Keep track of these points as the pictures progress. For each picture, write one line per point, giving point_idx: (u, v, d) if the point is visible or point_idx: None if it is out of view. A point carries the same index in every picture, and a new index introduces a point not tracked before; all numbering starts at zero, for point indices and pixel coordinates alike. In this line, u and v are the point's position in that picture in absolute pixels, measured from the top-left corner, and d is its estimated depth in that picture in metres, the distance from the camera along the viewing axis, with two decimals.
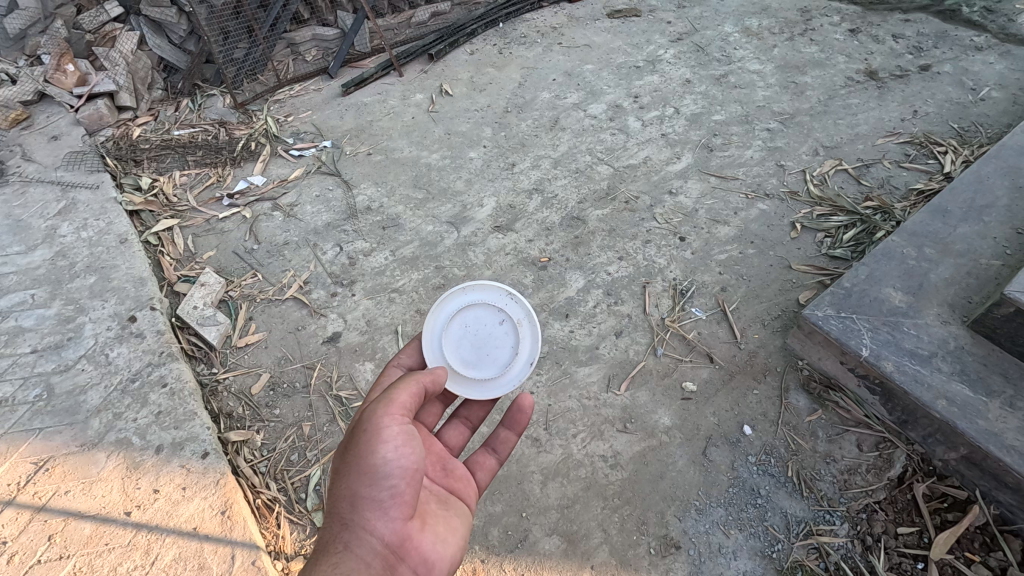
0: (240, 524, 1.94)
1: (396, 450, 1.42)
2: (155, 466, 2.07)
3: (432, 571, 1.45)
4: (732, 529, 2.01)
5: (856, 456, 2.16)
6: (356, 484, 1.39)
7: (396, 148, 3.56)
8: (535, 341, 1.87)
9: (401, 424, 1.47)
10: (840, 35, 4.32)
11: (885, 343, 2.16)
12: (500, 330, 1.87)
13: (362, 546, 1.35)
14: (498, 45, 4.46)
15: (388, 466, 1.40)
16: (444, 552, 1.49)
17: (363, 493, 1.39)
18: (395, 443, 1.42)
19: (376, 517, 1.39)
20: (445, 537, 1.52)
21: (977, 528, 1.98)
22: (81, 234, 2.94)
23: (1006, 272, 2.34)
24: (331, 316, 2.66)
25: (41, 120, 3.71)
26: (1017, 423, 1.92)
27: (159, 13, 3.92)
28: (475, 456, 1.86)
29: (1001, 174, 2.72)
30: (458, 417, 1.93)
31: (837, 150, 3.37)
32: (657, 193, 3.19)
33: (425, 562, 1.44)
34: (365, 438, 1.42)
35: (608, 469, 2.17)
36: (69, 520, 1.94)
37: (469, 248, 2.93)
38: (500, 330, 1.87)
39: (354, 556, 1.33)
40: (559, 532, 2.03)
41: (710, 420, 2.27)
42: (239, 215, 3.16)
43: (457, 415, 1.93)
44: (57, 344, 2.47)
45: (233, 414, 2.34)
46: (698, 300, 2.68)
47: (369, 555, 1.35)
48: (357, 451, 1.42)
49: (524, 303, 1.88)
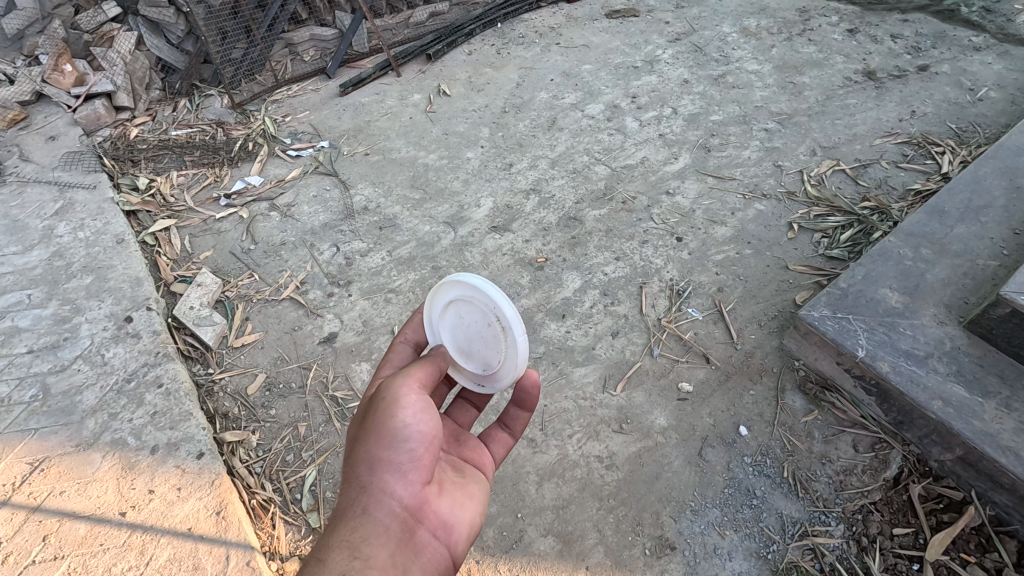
0: (235, 524, 1.94)
1: (414, 415, 1.41)
2: (150, 466, 2.07)
3: (452, 535, 1.45)
4: (727, 529, 2.01)
5: (852, 457, 2.16)
6: (374, 448, 1.39)
7: (394, 149, 3.56)
8: (519, 354, 1.57)
9: (417, 392, 1.46)
10: (838, 35, 4.32)
11: (881, 344, 2.16)
12: (486, 333, 1.63)
13: (381, 509, 1.36)
14: (497, 45, 4.46)
15: (406, 430, 1.40)
16: (463, 517, 1.49)
17: (381, 457, 1.39)
18: (412, 409, 1.42)
19: (394, 480, 1.39)
20: (463, 503, 1.52)
21: (972, 529, 1.98)
22: (78, 235, 2.94)
23: (1002, 272, 2.33)
24: (328, 316, 2.66)
25: (39, 120, 3.71)
26: (1013, 424, 1.92)
27: (157, 13, 3.93)
28: (488, 432, 1.83)
29: (998, 175, 2.72)
30: (464, 399, 1.92)
31: (834, 151, 3.37)
32: (654, 193, 3.18)
33: (444, 525, 1.44)
34: (383, 405, 1.42)
35: (603, 470, 2.16)
36: (63, 520, 1.94)
37: (466, 249, 2.93)
38: (485, 334, 1.63)
39: (373, 518, 1.34)
40: (555, 533, 2.03)
41: (705, 421, 2.27)
42: (236, 215, 3.16)
43: (463, 397, 1.92)
44: (53, 344, 2.47)
45: (229, 414, 2.34)
46: (695, 300, 2.68)
47: (388, 517, 1.36)
48: (374, 417, 1.41)
49: (508, 311, 1.56)
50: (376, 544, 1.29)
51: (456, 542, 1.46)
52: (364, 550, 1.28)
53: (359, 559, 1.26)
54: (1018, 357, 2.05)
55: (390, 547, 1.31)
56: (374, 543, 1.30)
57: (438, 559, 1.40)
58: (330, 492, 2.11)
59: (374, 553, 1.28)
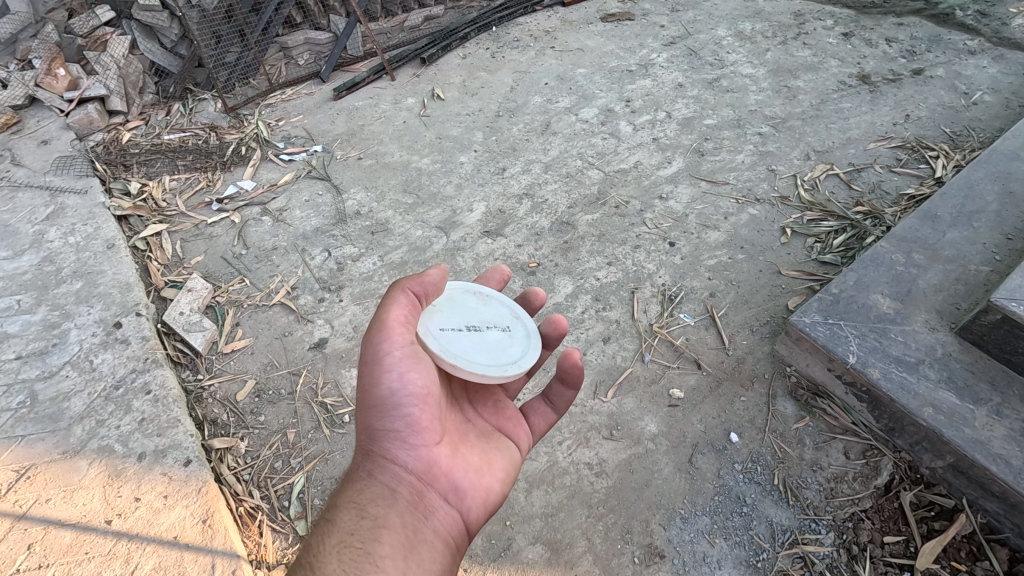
0: (221, 532, 1.93)
1: (402, 377, 1.39)
2: (137, 473, 2.06)
3: (465, 500, 1.48)
4: (717, 537, 2.00)
5: (843, 464, 2.14)
6: (370, 415, 1.41)
7: (387, 153, 3.55)
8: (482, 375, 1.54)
9: (405, 344, 1.41)
10: (832, 38, 4.31)
11: (872, 350, 2.15)
12: (469, 336, 1.62)
13: (385, 474, 1.39)
14: (491, 49, 4.46)
15: (397, 393, 1.38)
16: (477, 482, 1.51)
17: (377, 421, 1.40)
18: (399, 368, 1.39)
19: (396, 445, 1.41)
20: (479, 469, 1.54)
21: (963, 537, 1.96)
22: (69, 240, 2.94)
23: (994, 278, 2.33)
24: (318, 322, 2.65)
25: (31, 124, 3.71)
26: (1003, 431, 1.91)
27: (151, 18, 3.95)
28: (532, 403, 1.85)
29: (991, 180, 2.71)
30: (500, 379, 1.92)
31: (828, 155, 3.36)
32: (647, 198, 3.18)
33: (456, 490, 1.47)
34: (369, 364, 1.39)
35: (593, 477, 2.15)
36: (49, 528, 1.93)
37: (458, 254, 2.92)
38: (470, 336, 1.61)
39: (378, 481, 1.38)
40: (543, 541, 2.02)
41: (696, 427, 2.26)
42: (227, 220, 3.15)
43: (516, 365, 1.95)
44: (41, 350, 2.46)
45: (218, 421, 2.33)
46: (687, 306, 2.67)
47: (394, 481, 1.39)
48: (363, 376, 1.41)
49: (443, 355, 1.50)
50: (382, 506, 1.34)
51: (470, 507, 1.48)
52: (372, 510, 1.34)
53: (366, 521, 1.31)
54: (1010, 363, 2.04)
55: (397, 509, 1.36)
56: (379, 505, 1.35)
57: (451, 524, 1.44)
58: (318, 500, 2.10)
59: (381, 513, 1.33)
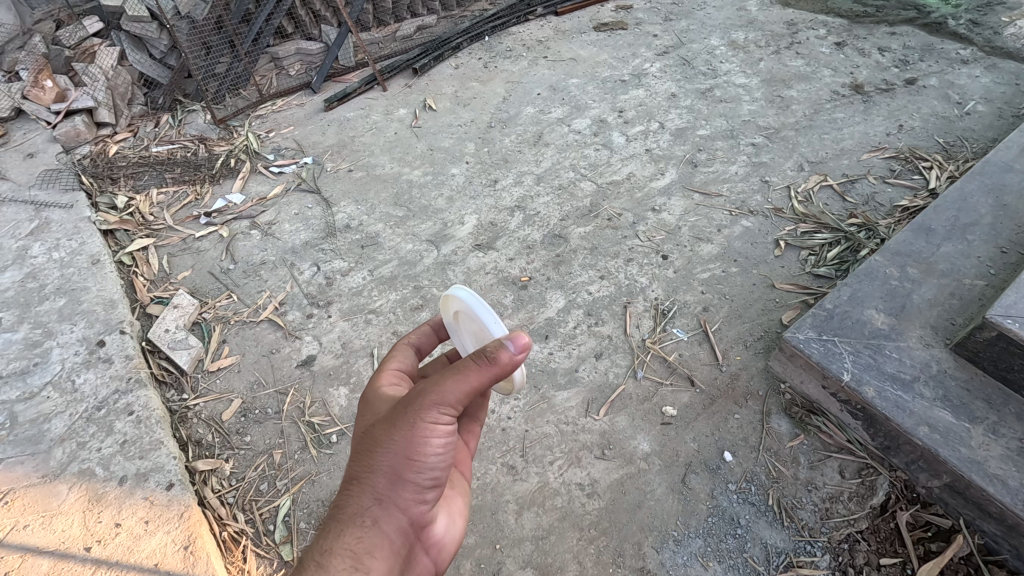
0: (204, 559, 1.87)
1: (445, 443, 1.28)
2: (118, 498, 2.01)
3: (440, 551, 1.40)
4: (710, 561, 1.96)
5: (838, 483, 2.11)
6: (397, 465, 1.25)
7: (377, 165, 3.52)
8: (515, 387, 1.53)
9: (454, 417, 1.30)
10: (825, 48, 4.31)
11: (866, 367, 2.12)
12: None
13: (389, 523, 1.27)
14: (484, 59, 4.45)
15: (434, 458, 1.27)
16: (452, 532, 1.44)
17: (401, 471, 1.26)
18: (445, 435, 1.27)
19: (408, 495, 1.29)
20: (453, 517, 1.46)
21: (961, 558, 1.92)
22: (53, 255, 2.90)
23: (989, 292, 2.30)
24: (306, 338, 2.61)
25: (17, 137, 3.69)
26: (1000, 451, 1.88)
27: (140, 29, 3.89)
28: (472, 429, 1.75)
29: (985, 192, 2.69)
30: None
31: (822, 166, 3.34)
32: (639, 210, 3.15)
33: (436, 541, 1.39)
34: (418, 423, 1.25)
35: (584, 498, 2.11)
36: (26, 556, 1.87)
37: (449, 268, 2.89)
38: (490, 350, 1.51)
39: (380, 531, 1.25)
40: (533, 565, 1.97)
41: (690, 446, 2.22)
42: (215, 234, 3.11)
43: None
44: (22, 370, 2.41)
45: (203, 441, 2.29)
46: (680, 320, 2.64)
47: (394, 533, 1.28)
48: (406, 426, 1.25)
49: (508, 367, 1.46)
50: (379, 559, 1.23)
51: (441, 559, 1.42)
52: (367, 563, 1.21)
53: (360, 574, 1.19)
54: (1005, 380, 2.02)
55: (392, 564, 1.25)
56: (377, 558, 1.22)
57: None
58: (304, 523, 2.06)
59: (377, 568, 1.22)
